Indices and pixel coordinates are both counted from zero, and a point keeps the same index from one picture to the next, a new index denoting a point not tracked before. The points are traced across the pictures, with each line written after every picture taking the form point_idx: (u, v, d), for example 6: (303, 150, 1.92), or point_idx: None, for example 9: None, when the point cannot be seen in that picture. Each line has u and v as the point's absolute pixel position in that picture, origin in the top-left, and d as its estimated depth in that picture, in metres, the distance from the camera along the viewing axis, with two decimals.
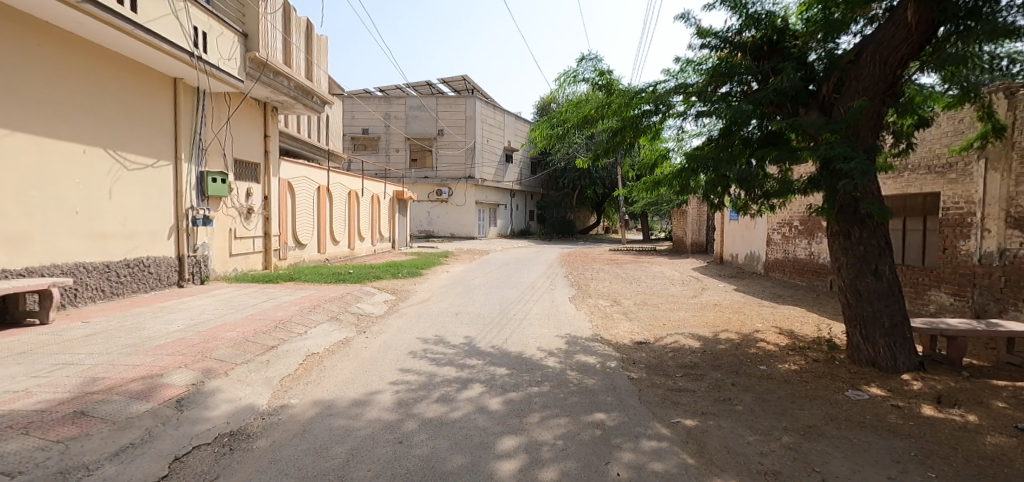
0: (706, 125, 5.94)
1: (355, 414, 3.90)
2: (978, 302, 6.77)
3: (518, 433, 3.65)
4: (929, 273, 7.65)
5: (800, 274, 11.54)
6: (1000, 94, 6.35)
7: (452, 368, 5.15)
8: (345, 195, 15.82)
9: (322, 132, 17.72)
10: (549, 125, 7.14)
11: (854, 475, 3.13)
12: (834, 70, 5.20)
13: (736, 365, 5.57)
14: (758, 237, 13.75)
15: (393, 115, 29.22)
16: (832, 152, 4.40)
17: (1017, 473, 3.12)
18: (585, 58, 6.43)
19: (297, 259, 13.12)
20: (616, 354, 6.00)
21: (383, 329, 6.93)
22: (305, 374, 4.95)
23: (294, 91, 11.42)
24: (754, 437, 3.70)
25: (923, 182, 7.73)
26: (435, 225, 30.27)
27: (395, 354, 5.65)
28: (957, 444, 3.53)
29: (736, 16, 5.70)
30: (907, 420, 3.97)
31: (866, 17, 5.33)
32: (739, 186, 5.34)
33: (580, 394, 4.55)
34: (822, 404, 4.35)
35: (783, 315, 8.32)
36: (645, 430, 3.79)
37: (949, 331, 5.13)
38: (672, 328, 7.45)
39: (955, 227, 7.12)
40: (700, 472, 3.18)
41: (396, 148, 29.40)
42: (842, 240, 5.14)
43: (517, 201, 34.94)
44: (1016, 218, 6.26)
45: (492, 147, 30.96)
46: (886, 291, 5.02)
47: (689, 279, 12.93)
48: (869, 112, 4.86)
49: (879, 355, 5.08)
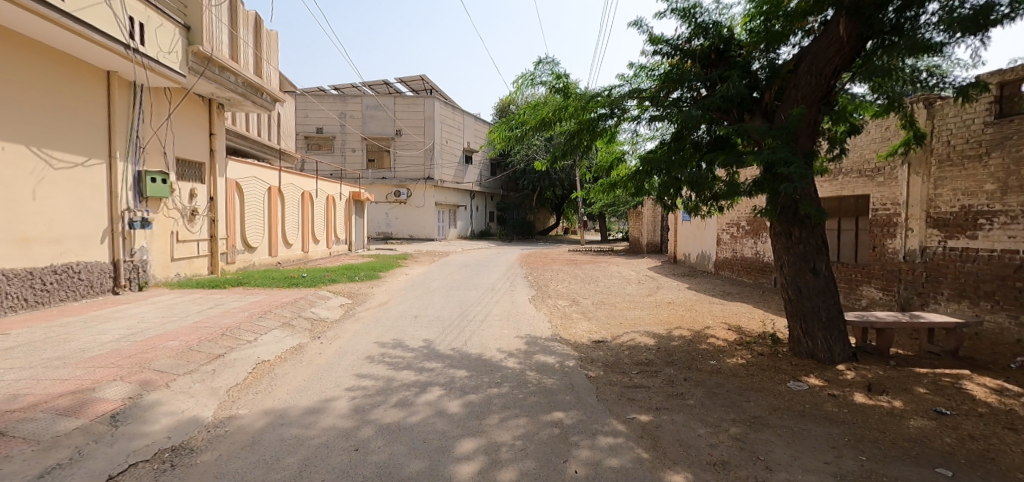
0: (660, 129, 6.18)
1: (309, 423, 3.81)
2: (904, 296, 7.30)
3: (477, 435, 3.67)
4: (861, 269, 8.17)
5: (748, 272, 12.09)
6: (920, 104, 6.92)
7: (410, 372, 5.10)
8: (298, 196, 15.32)
9: (273, 130, 17.15)
10: (508, 127, 7.22)
11: (794, 461, 3.33)
12: (775, 79, 5.49)
13: (688, 361, 5.78)
14: (709, 237, 14.30)
15: (349, 115, 28.64)
16: (774, 156, 4.69)
17: (936, 454, 3.40)
18: (542, 61, 6.56)
19: (247, 263, 12.62)
20: (575, 354, 6.09)
21: (339, 334, 6.76)
22: (254, 382, 4.78)
23: (241, 88, 10.97)
24: (704, 430, 3.87)
25: (856, 185, 8.25)
26: (394, 226, 29.62)
27: (352, 359, 5.54)
28: (884, 428, 3.81)
29: (686, 25, 5.94)
30: (841, 408, 4.24)
31: (803, 30, 5.67)
32: (691, 188, 5.58)
33: (538, 394, 4.62)
34: (766, 395, 4.59)
35: (731, 311, 8.71)
36: (601, 427, 3.89)
37: (878, 323, 5.50)
38: (628, 327, 7.66)
39: (883, 226, 7.65)
40: (654, 465, 3.30)
41: (352, 148, 28.78)
42: (784, 240, 5.44)
43: (477, 202, 34.91)
44: (935, 218, 6.78)
45: (451, 148, 30.89)
46: (823, 287, 5.34)
47: (644, 279, 13.30)
48: (807, 119, 5.16)
49: (817, 348, 5.40)
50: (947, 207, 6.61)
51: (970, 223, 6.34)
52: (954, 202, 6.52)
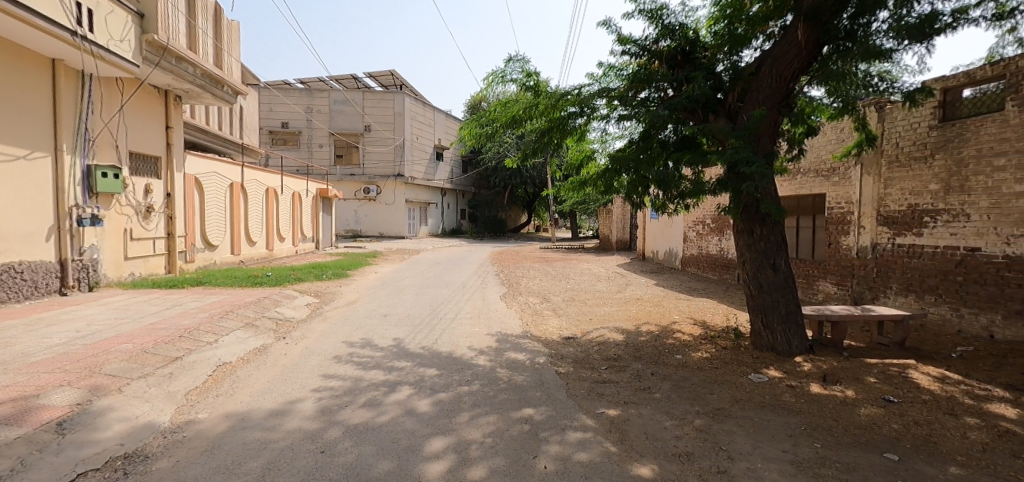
0: (628, 128, 6.28)
1: (273, 426, 3.72)
2: (856, 291, 7.64)
3: (447, 433, 3.67)
4: (818, 265, 8.51)
5: (713, 269, 12.43)
6: (871, 108, 7.25)
7: (379, 372, 5.05)
8: (262, 193, 14.91)
9: (235, 124, 16.64)
10: (478, 124, 7.20)
11: (754, 451, 3.46)
12: (738, 81, 5.66)
13: (655, 356, 5.91)
14: (676, 235, 14.62)
15: (316, 109, 28.00)
16: (737, 156, 4.84)
17: (884, 439, 3.59)
18: (512, 58, 6.57)
19: (207, 262, 12.21)
20: (545, 350, 6.14)
21: (305, 334, 6.63)
22: (214, 385, 4.64)
23: (200, 79, 10.59)
24: (670, 422, 3.97)
25: (813, 184, 8.59)
26: (363, 224, 29.14)
27: (318, 360, 5.44)
28: (837, 416, 4.00)
29: (653, 26, 6.05)
30: (799, 398, 4.42)
31: (765, 34, 5.87)
32: (659, 187, 5.70)
33: (509, 391, 4.64)
34: (729, 388, 4.74)
35: (697, 307, 8.94)
36: (571, 422, 3.94)
37: (833, 316, 5.74)
38: (597, 323, 7.77)
39: (838, 224, 7.99)
40: (622, 459, 3.37)
41: (319, 144, 28.16)
42: (746, 237, 5.62)
43: (448, 200, 34.69)
44: (885, 216, 7.13)
45: (422, 144, 30.58)
46: (782, 282, 5.55)
47: (614, 275, 13.50)
48: (768, 121, 5.34)
49: (776, 341, 5.61)
50: (896, 205, 6.96)
51: (916, 221, 6.70)
52: (902, 201, 6.86)
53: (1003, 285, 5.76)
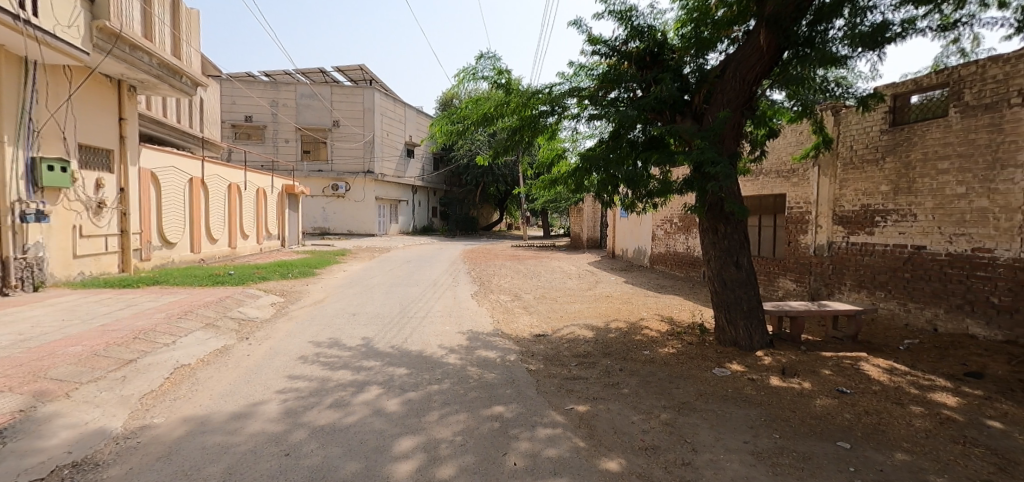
0: (598, 127, 6.36)
1: (235, 429, 3.63)
2: (813, 287, 7.96)
3: (416, 433, 3.65)
4: (778, 263, 8.82)
5: (680, 266, 12.72)
6: (828, 112, 7.55)
7: (347, 372, 4.97)
8: (224, 188, 14.44)
9: (196, 117, 16.07)
10: (449, 121, 7.16)
11: (717, 443, 3.57)
12: (704, 83, 5.80)
13: (624, 352, 6.02)
14: (645, 233, 14.89)
15: (282, 103, 27.27)
16: (702, 157, 4.97)
17: (838, 428, 3.77)
18: (483, 55, 6.55)
19: (165, 260, 11.75)
20: (516, 348, 6.17)
21: (269, 334, 6.46)
22: (172, 389, 4.48)
23: (156, 69, 10.19)
24: (637, 417, 4.06)
25: (774, 185, 8.89)
26: (331, 221, 28.56)
27: (283, 360, 5.32)
28: (795, 407, 4.17)
29: (622, 27, 6.14)
30: (759, 391, 4.59)
31: (729, 38, 6.04)
32: (627, 186, 5.79)
33: (479, 389, 4.64)
34: (693, 382, 4.87)
35: (664, 304, 9.13)
36: (541, 419, 3.98)
37: (792, 312, 5.97)
38: (568, 320, 7.85)
39: (797, 223, 8.30)
40: (590, 453, 3.42)
41: (284, 139, 27.46)
42: (711, 235, 5.78)
43: (419, 197, 34.34)
44: (840, 216, 7.44)
45: (392, 141, 30.18)
46: (744, 279, 5.73)
47: (584, 273, 13.65)
48: (732, 122, 5.49)
49: (739, 336, 5.79)
50: (850, 205, 7.28)
51: (868, 220, 7.02)
52: (856, 202, 7.19)
53: (946, 281, 6.10)
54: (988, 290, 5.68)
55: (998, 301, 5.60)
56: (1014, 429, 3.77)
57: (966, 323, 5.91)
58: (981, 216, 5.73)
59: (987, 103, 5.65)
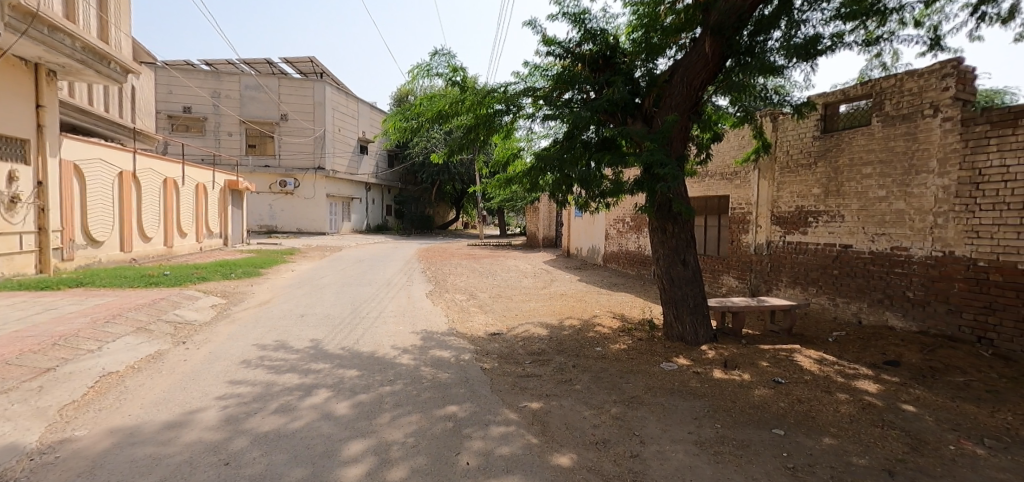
0: (552, 127, 6.43)
1: (169, 439, 3.44)
2: (754, 284, 8.38)
3: (367, 436, 3.58)
4: (722, 261, 9.22)
5: (631, 264, 13.06)
6: (767, 118, 7.96)
7: (293, 375, 4.81)
8: (160, 183, 13.60)
9: (126, 107, 15.10)
10: (403, 118, 7.04)
11: (664, 434, 3.70)
12: (654, 87, 5.97)
13: (577, 349, 6.12)
14: (599, 232, 15.19)
15: (224, 94, 25.99)
16: (652, 158, 5.13)
17: (774, 416, 3.99)
18: (438, 52, 6.49)
19: (90, 260, 10.94)
20: (471, 347, 6.16)
21: (209, 338, 6.16)
22: (96, 398, 4.19)
23: (80, 53, 9.45)
24: (589, 412, 4.14)
25: (718, 186, 9.29)
26: (278, 219, 27.56)
27: (224, 365, 5.08)
28: (735, 398, 4.38)
29: (576, 30, 6.25)
30: (703, 383, 4.78)
31: (677, 45, 6.27)
32: (581, 186, 5.89)
33: (432, 389, 4.60)
34: (643, 377, 5.02)
35: (616, 301, 9.36)
36: (494, 417, 3.99)
37: (734, 307, 6.26)
38: (522, 318, 7.92)
39: (739, 223, 8.71)
40: (542, 450, 3.47)
41: (228, 132, 26.21)
42: (660, 234, 5.97)
43: (373, 195, 33.60)
44: (778, 216, 7.87)
45: (344, 136, 29.37)
46: (691, 277, 5.95)
47: (539, 272, 13.78)
48: (679, 126, 5.69)
49: (685, 331, 6.02)
50: (786, 207, 7.70)
51: (802, 221, 7.46)
52: (791, 203, 7.62)
53: (869, 277, 6.57)
54: (904, 285, 6.16)
55: (912, 295, 6.08)
56: (926, 412, 4.12)
57: (885, 315, 6.38)
58: (899, 218, 6.20)
59: (904, 113, 6.12)
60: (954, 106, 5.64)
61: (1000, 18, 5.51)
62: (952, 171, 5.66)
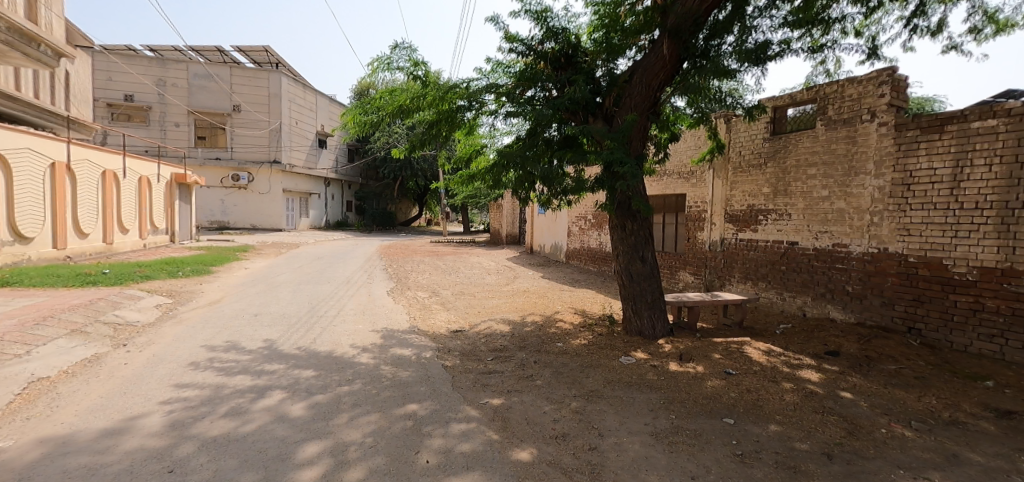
0: (515, 124, 6.44)
1: (107, 447, 3.25)
2: (708, 279, 8.65)
3: (323, 437, 3.49)
4: (678, 257, 9.49)
5: (593, 261, 13.27)
6: (721, 119, 8.23)
7: (246, 377, 4.64)
8: (98, 176, 12.81)
9: (59, 93, 14.14)
10: (363, 111, 6.89)
11: (621, 426, 3.79)
12: (614, 87, 6.07)
13: (538, 345, 6.17)
14: (561, 229, 15.34)
15: (171, 83, 24.72)
16: (612, 157, 5.21)
17: (724, 406, 4.15)
18: (399, 45, 6.38)
19: (18, 257, 10.19)
20: (432, 344, 6.11)
21: (153, 340, 5.86)
22: (25, 406, 3.91)
23: (5, 34, 8.77)
24: (549, 407, 4.19)
25: (675, 185, 9.55)
26: (231, 215, 26.25)
27: (169, 368, 4.85)
28: (689, 389, 4.53)
29: (538, 27, 6.27)
30: (659, 376, 4.92)
31: (637, 46, 6.39)
32: (543, 183, 5.92)
33: (392, 388, 4.54)
34: (602, 371, 5.12)
35: (577, 297, 9.49)
36: (455, 415, 3.97)
37: (689, 302, 6.46)
38: (485, 315, 7.91)
39: (695, 221, 8.99)
40: (503, 445, 3.48)
41: (174, 122, 24.97)
42: (619, 232, 6.08)
43: (333, 191, 32.76)
44: (731, 214, 8.16)
45: (302, 130, 28.47)
46: (648, 273, 6.09)
47: (502, 269, 13.80)
48: (638, 125, 5.80)
49: (643, 326, 6.16)
50: (739, 205, 8.00)
51: (753, 219, 7.77)
52: (743, 202, 7.92)
53: (813, 272, 6.92)
54: (844, 279, 6.52)
55: (851, 289, 6.45)
56: (862, 398, 4.38)
57: (827, 308, 6.74)
58: (840, 216, 6.55)
59: (845, 118, 6.47)
60: (889, 112, 6.00)
61: (930, 31, 5.90)
62: (887, 172, 6.03)
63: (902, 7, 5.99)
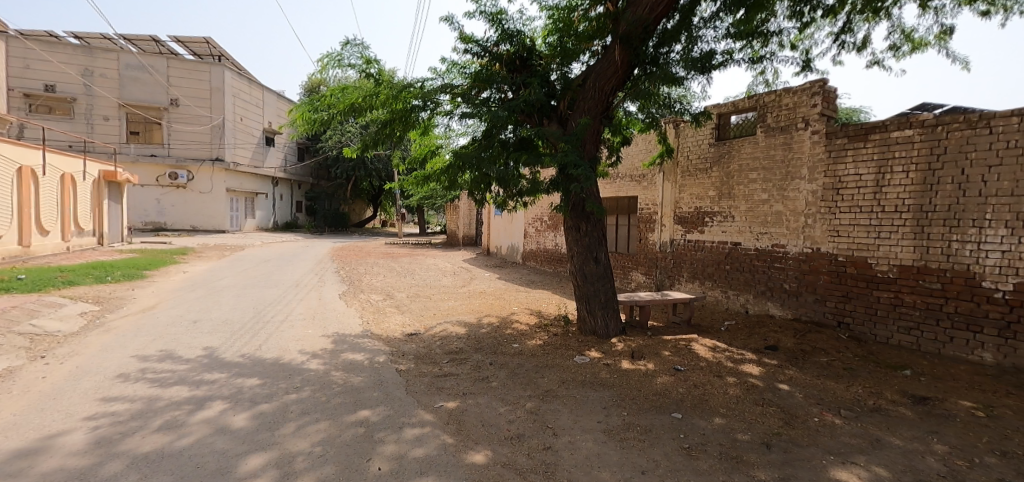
0: (471, 125, 6.41)
1: (21, 470, 2.97)
2: (659, 279, 8.89)
3: (268, 448, 3.34)
4: (631, 258, 9.72)
5: (549, 262, 13.39)
6: (670, 124, 8.51)
7: (183, 388, 4.38)
8: (14, 173, 11.78)
9: None
10: (312, 109, 6.65)
11: (575, 425, 3.82)
12: (568, 90, 6.14)
13: (494, 346, 6.16)
14: (518, 230, 15.40)
15: (98, 73, 23.14)
16: (567, 159, 5.26)
17: (673, 401, 4.27)
18: (350, 42, 6.21)
19: None
20: (386, 348, 5.98)
21: (78, 351, 5.43)
22: None
23: None
24: (504, 408, 4.18)
25: (627, 187, 9.78)
26: (167, 215, 24.51)
27: (96, 381, 4.50)
28: (640, 386, 4.64)
29: (493, 29, 6.26)
30: (612, 374, 5.01)
31: (590, 51, 6.49)
32: (499, 185, 5.90)
33: (343, 394, 4.40)
34: (557, 371, 5.16)
35: (533, 298, 9.55)
36: (409, 419, 3.89)
37: (641, 301, 6.62)
38: (440, 318, 7.82)
39: (646, 222, 9.24)
40: (457, 449, 3.44)
41: (103, 116, 23.38)
42: (574, 233, 6.16)
43: (281, 191, 31.53)
44: (680, 216, 8.43)
45: (247, 126, 27.25)
46: (602, 273, 6.19)
47: (459, 270, 13.70)
48: (591, 128, 5.89)
49: (597, 325, 6.26)
50: (687, 207, 8.28)
51: (700, 221, 8.06)
52: (691, 205, 8.20)
53: (755, 272, 7.25)
54: (782, 278, 6.87)
55: (788, 287, 6.80)
56: (798, 389, 4.62)
57: (767, 305, 7.08)
58: (778, 218, 6.90)
59: (782, 125, 6.82)
60: (821, 121, 6.37)
61: (856, 47, 6.32)
62: (819, 177, 6.40)
63: (832, 23, 6.38)
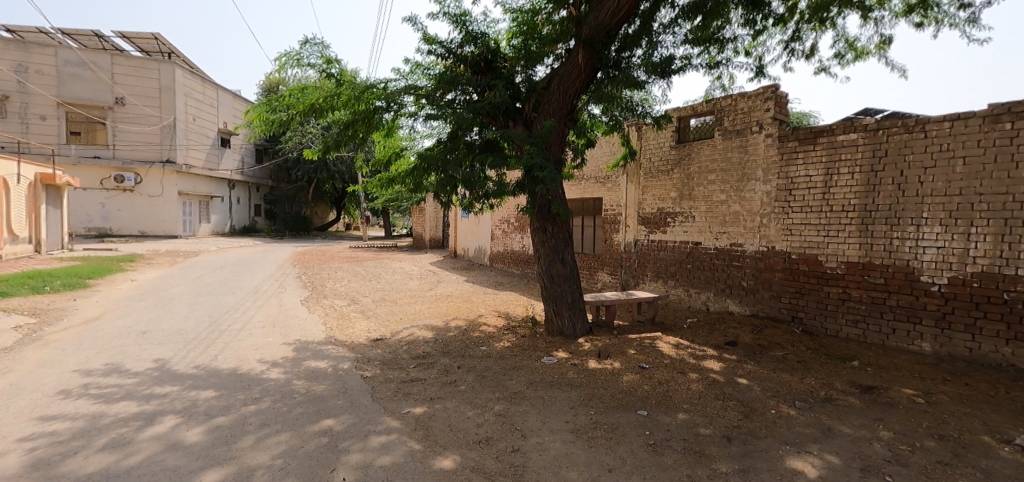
0: (435, 127, 6.34)
1: None
2: (624, 279, 9.02)
3: (224, 463, 3.19)
4: (596, 258, 9.83)
5: (516, 264, 13.39)
6: (633, 127, 8.65)
7: (131, 403, 4.14)
8: None
9: None
10: (269, 109, 6.43)
11: (544, 426, 3.82)
12: (533, 93, 6.15)
13: (462, 350, 6.10)
14: (484, 232, 15.35)
15: (33, 70, 21.80)
16: (531, 161, 5.27)
17: (639, 399, 4.32)
18: (309, 41, 6.03)
19: None
20: (350, 355, 5.83)
21: (12, 367, 5.05)
22: None
23: None
24: (472, 412, 4.13)
25: (592, 189, 9.90)
26: (114, 220, 23.33)
27: (32, 399, 4.19)
28: (607, 385, 4.68)
29: (457, 30, 6.22)
30: (579, 373, 5.05)
31: (554, 54, 6.53)
32: (465, 187, 5.84)
33: (306, 403, 4.26)
34: (525, 372, 5.15)
35: (501, 300, 9.53)
36: (374, 427, 3.80)
37: (606, 301, 6.70)
38: (407, 322, 7.69)
39: (611, 223, 9.36)
40: (425, 455, 3.38)
41: (40, 115, 22.07)
42: (540, 234, 6.17)
43: (238, 194, 30.42)
44: (643, 217, 8.58)
45: (201, 127, 26.17)
46: (568, 274, 6.22)
47: (425, 273, 13.54)
48: (556, 130, 5.92)
49: (564, 326, 6.29)
50: (650, 208, 8.44)
51: (662, 221, 8.23)
52: (654, 206, 8.36)
53: (714, 270, 7.45)
54: (740, 276, 7.09)
55: (746, 284, 7.03)
56: (757, 383, 4.77)
57: (726, 302, 7.29)
58: (736, 218, 7.11)
59: (738, 128, 7.05)
60: (774, 125, 6.61)
61: (805, 54, 6.59)
62: (773, 178, 6.65)
63: (782, 32, 6.64)
